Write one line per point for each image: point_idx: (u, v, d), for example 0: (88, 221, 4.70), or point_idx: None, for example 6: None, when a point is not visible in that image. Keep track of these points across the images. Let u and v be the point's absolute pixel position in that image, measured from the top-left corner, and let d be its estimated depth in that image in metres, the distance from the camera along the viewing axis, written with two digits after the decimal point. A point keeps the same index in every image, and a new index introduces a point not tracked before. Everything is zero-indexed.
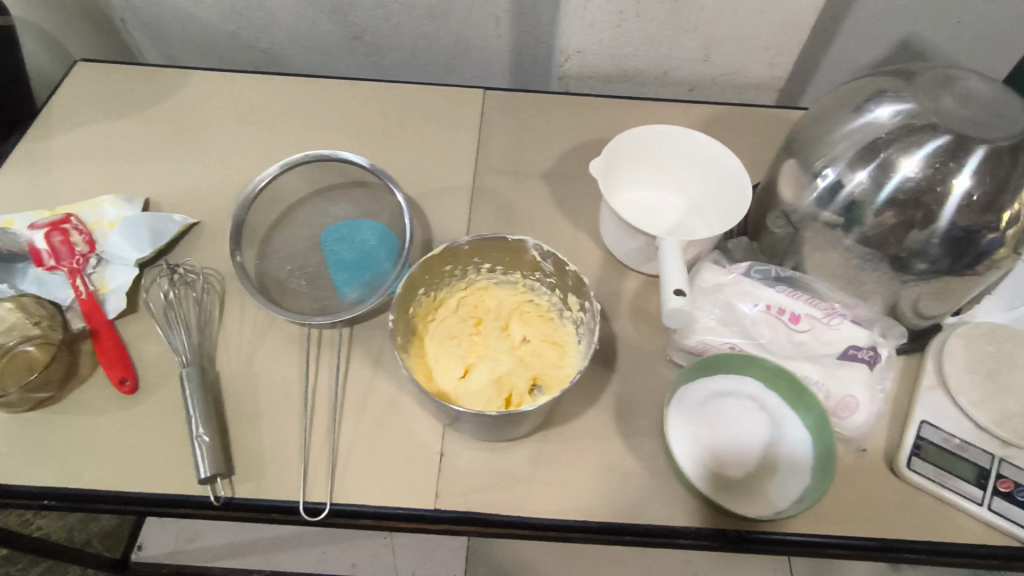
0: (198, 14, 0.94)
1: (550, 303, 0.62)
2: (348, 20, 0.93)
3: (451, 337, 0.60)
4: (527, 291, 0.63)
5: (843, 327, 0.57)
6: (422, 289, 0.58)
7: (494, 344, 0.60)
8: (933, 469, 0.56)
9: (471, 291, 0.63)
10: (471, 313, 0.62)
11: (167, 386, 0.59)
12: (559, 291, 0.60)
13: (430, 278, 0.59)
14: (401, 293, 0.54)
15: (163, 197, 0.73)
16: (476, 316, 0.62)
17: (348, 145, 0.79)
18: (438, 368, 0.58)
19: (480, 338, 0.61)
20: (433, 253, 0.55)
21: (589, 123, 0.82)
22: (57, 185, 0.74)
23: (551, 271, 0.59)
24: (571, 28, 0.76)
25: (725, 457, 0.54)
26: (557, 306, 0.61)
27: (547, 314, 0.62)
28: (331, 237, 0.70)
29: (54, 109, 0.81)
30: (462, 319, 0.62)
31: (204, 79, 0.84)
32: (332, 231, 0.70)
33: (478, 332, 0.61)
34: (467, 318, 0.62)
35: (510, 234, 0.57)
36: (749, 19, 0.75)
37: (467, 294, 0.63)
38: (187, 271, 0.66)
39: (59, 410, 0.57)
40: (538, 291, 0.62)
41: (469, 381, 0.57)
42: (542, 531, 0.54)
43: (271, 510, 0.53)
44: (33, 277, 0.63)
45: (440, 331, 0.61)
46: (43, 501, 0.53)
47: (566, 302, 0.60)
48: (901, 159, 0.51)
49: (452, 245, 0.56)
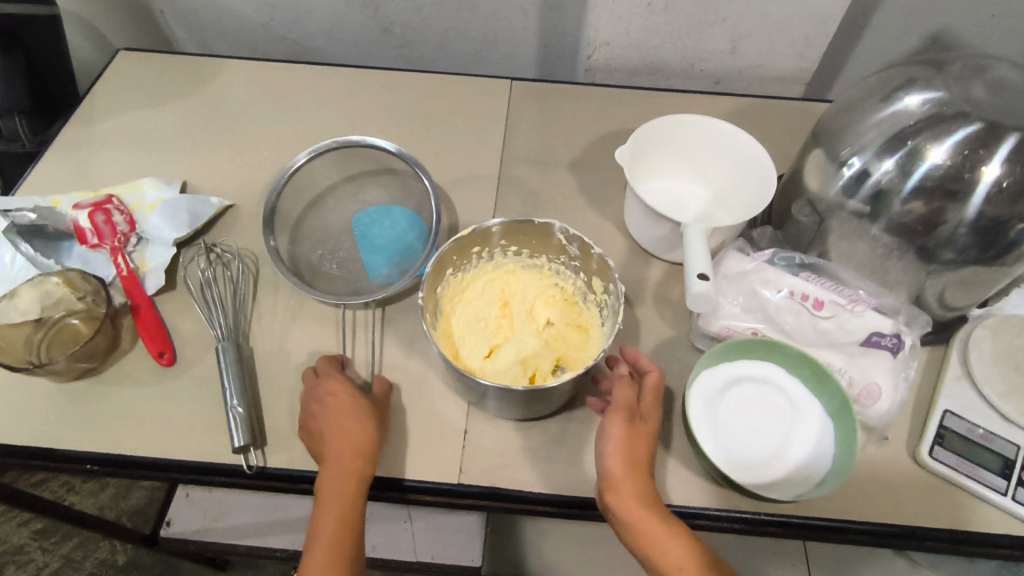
0: (234, 6, 0.97)
1: (575, 287, 0.63)
2: (379, 12, 0.95)
3: (478, 318, 0.62)
4: (551, 275, 0.64)
5: (867, 314, 0.57)
6: (451, 270, 0.60)
7: (520, 326, 0.62)
8: (956, 458, 0.56)
9: (497, 273, 0.64)
10: (498, 296, 0.63)
11: (204, 360, 0.61)
12: (583, 274, 0.61)
13: (459, 260, 0.60)
14: (430, 272, 0.55)
15: (200, 180, 0.75)
16: (503, 299, 0.63)
17: (378, 133, 0.80)
18: (465, 348, 0.59)
19: (507, 321, 0.62)
20: (463, 234, 0.57)
21: (615, 114, 0.83)
22: (100, 168, 0.77)
23: (577, 255, 0.60)
24: (599, 19, 0.77)
25: (748, 441, 0.55)
26: (582, 290, 0.62)
27: (571, 298, 0.63)
28: (361, 223, 0.71)
29: (97, 96, 0.84)
30: (489, 302, 0.63)
31: (241, 68, 0.87)
32: (362, 218, 0.72)
33: (505, 315, 0.62)
34: (494, 300, 0.63)
35: (536, 217, 0.58)
36: (778, 11, 0.76)
37: (493, 277, 0.64)
38: (223, 252, 0.68)
39: (103, 380, 0.60)
40: (563, 275, 0.63)
41: (496, 360, 0.59)
42: (563, 509, 0.55)
43: (302, 480, 0.55)
44: (78, 255, 0.66)
45: (467, 313, 0.62)
46: (87, 466, 0.55)
47: (591, 286, 0.61)
48: (930, 147, 0.52)
49: (482, 228, 0.57)
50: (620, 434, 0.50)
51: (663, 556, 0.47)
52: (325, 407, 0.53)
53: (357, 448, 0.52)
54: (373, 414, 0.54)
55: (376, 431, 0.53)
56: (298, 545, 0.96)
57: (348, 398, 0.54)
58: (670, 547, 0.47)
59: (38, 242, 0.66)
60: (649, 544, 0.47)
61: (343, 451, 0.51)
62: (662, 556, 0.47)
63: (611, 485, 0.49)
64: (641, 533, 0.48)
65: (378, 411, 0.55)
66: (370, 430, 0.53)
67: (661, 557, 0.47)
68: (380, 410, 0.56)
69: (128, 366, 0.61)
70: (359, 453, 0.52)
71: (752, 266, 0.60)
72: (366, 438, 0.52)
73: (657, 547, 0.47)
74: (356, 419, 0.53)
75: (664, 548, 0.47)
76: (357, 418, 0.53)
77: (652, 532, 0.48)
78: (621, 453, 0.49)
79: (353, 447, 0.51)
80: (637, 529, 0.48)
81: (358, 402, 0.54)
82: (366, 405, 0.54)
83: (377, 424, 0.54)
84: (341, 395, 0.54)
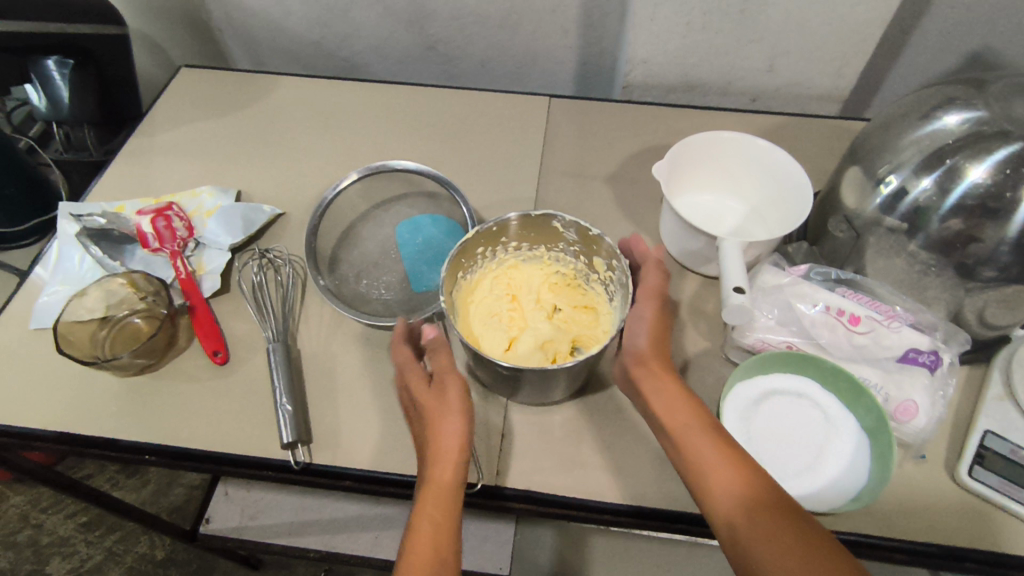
0: (287, 25, 1.02)
1: (576, 271, 0.65)
2: (423, 31, 0.99)
3: (491, 315, 0.64)
4: (551, 263, 0.66)
5: (904, 330, 0.56)
6: (461, 273, 0.61)
7: (531, 316, 0.64)
8: (997, 479, 0.56)
9: (501, 270, 0.66)
10: (505, 291, 0.66)
11: (256, 359, 0.64)
12: (583, 257, 0.63)
13: (467, 261, 0.61)
14: (446, 271, 0.56)
15: (253, 189, 0.79)
16: (510, 293, 0.65)
17: (422, 146, 0.83)
18: (484, 342, 0.61)
19: (518, 312, 0.64)
20: (472, 233, 0.58)
21: (651, 129, 0.85)
22: (162, 176, 0.81)
23: (574, 240, 0.62)
24: (637, 38, 0.79)
25: (781, 450, 0.55)
26: (584, 272, 0.65)
27: (574, 282, 0.66)
28: (409, 249, 0.73)
29: (160, 109, 0.89)
30: (498, 297, 0.65)
31: (294, 84, 0.92)
32: (408, 246, 0.73)
33: (516, 307, 0.65)
34: (503, 295, 0.65)
35: (534, 211, 0.60)
36: (815, 31, 0.77)
37: (498, 274, 0.66)
38: (275, 256, 0.71)
39: (162, 374, 0.63)
40: (563, 261, 0.66)
41: (516, 349, 0.60)
42: (596, 513, 0.56)
43: (346, 477, 0.58)
44: (139, 257, 0.70)
45: (479, 310, 0.64)
46: (145, 456, 0.59)
47: (592, 267, 0.63)
48: (969, 166, 0.52)
49: (486, 227, 0.59)
50: (653, 314, 0.56)
51: (673, 420, 0.50)
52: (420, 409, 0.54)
53: (441, 444, 0.50)
54: (448, 408, 0.52)
55: (453, 428, 0.50)
56: (332, 546, 0.97)
57: (427, 397, 0.54)
58: (677, 412, 0.50)
59: (104, 245, 0.70)
60: (662, 406, 0.51)
61: (432, 456, 0.50)
62: (675, 422, 0.50)
63: (638, 358, 0.54)
64: (656, 398, 0.52)
65: (451, 401, 0.52)
66: (448, 429, 0.50)
67: (671, 419, 0.50)
68: (454, 399, 0.52)
69: (185, 362, 0.64)
70: (442, 458, 0.50)
71: (787, 281, 0.60)
72: (444, 438, 0.50)
73: (671, 410, 0.51)
74: (436, 422, 0.51)
75: (677, 414, 0.50)
76: (437, 421, 0.51)
77: (664, 399, 0.52)
78: (651, 332, 0.56)
79: (438, 452, 0.50)
80: (651, 392, 0.52)
81: (438, 400, 0.53)
82: (442, 401, 0.52)
83: (452, 419, 0.51)
84: (422, 395, 0.54)
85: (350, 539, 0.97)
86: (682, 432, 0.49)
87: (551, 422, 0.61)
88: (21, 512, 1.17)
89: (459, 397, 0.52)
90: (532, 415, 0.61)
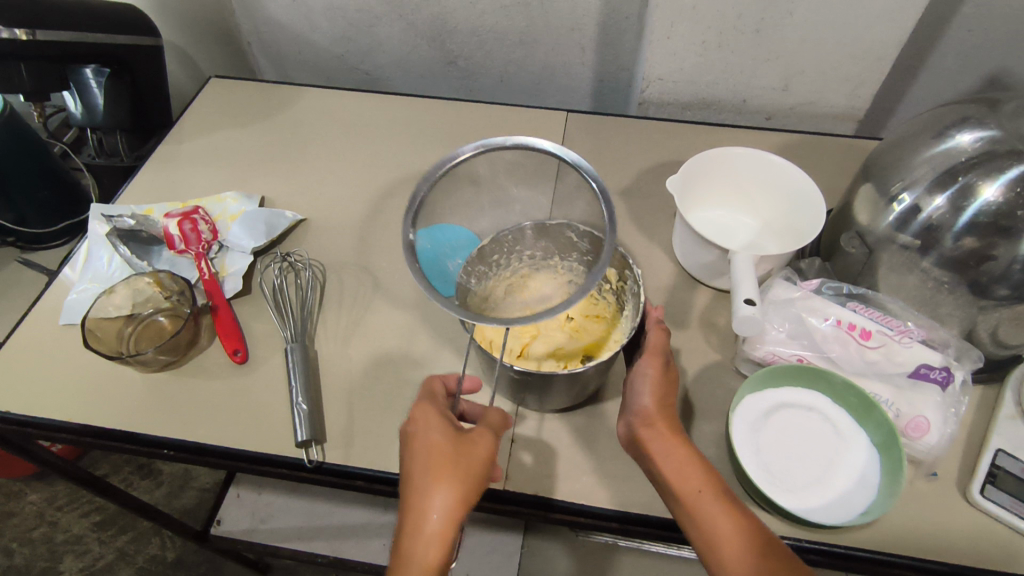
0: (314, 39, 1.06)
1: None
2: (444, 46, 1.02)
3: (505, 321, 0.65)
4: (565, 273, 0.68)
5: (915, 346, 0.57)
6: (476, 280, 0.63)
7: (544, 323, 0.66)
8: (1008, 498, 0.55)
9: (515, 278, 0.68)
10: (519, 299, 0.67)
11: (273, 359, 0.66)
12: None
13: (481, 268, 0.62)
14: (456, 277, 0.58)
15: (276, 196, 0.82)
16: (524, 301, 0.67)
17: (440, 158, 0.86)
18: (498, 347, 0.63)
19: None
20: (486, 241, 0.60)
21: (666, 145, 0.86)
22: (189, 181, 0.84)
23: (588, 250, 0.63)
24: (654, 55, 0.81)
25: (791, 465, 0.55)
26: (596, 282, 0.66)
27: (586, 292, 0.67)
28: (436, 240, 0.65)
29: (188, 117, 0.92)
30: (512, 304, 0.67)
31: (318, 95, 0.94)
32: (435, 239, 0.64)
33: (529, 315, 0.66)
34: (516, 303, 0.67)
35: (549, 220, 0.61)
36: (830, 52, 0.78)
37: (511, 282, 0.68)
38: (297, 260, 0.73)
39: (182, 372, 0.65)
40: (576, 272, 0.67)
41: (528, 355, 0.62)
42: (603, 521, 0.56)
43: (358, 477, 0.59)
44: (166, 259, 0.73)
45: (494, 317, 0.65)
46: (163, 450, 0.60)
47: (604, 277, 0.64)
48: (982, 185, 0.53)
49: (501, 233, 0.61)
50: (656, 371, 0.55)
51: (682, 485, 0.49)
52: (414, 439, 0.49)
53: (431, 509, 0.45)
54: (457, 468, 0.47)
55: (452, 493, 0.46)
56: (340, 552, 0.97)
57: (436, 436, 0.49)
58: (688, 475, 0.49)
59: (132, 245, 0.73)
60: (671, 471, 0.50)
61: (416, 514, 0.46)
62: (685, 486, 0.49)
63: (644, 417, 0.53)
64: (663, 460, 0.50)
65: (466, 460, 0.48)
66: (444, 492, 0.46)
67: (682, 482, 0.49)
68: (471, 464, 0.48)
69: (206, 361, 0.66)
70: (427, 521, 0.45)
71: (799, 295, 0.61)
72: (437, 502, 0.46)
73: (681, 474, 0.49)
74: (434, 474, 0.47)
75: (688, 480, 0.49)
76: (434, 473, 0.47)
77: (674, 462, 0.50)
78: (654, 391, 0.54)
79: (423, 516, 0.45)
80: (659, 455, 0.51)
81: (447, 455, 0.48)
82: (456, 454, 0.48)
83: (452, 485, 0.46)
84: (428, 429, 0.49)
85: (357, 546, 0.97)
86: (693, 499, 0.48)
87: (561, 429, 0.61)
88: (37, 509, 1.19)
89: (477, 460, 0.48)
90: (544, 421, 0.62)
